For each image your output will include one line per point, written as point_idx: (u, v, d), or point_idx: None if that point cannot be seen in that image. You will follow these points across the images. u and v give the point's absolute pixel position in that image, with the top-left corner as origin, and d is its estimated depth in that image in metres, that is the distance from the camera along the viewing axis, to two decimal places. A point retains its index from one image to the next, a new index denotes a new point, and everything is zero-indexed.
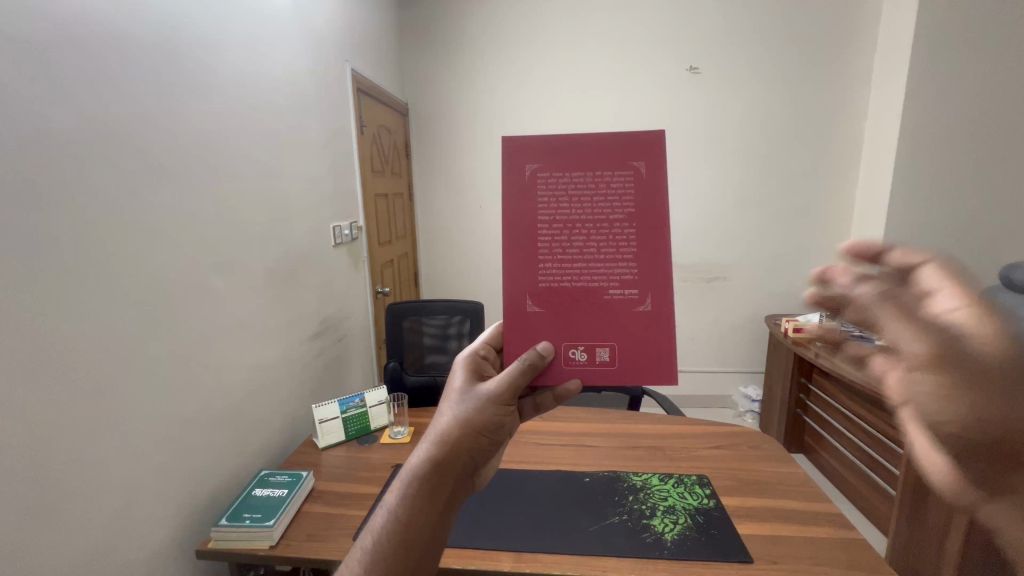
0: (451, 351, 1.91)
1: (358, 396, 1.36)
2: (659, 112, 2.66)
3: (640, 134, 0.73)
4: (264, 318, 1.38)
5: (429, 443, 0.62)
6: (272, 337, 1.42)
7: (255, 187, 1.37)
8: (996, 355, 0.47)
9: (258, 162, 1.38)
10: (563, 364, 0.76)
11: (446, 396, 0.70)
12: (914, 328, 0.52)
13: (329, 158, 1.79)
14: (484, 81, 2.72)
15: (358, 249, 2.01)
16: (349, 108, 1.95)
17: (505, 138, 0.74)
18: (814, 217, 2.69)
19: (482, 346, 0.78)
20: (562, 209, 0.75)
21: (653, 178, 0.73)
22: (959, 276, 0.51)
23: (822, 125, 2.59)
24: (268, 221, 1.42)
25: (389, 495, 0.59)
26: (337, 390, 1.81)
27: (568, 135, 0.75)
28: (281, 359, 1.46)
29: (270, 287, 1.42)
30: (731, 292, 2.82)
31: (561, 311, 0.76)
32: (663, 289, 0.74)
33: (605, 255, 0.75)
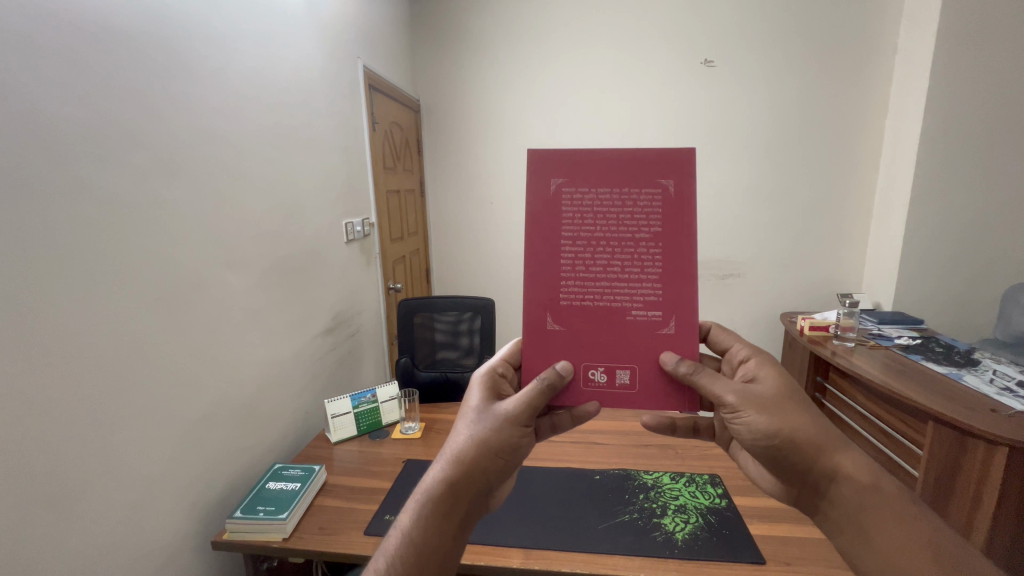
0: (462, 347, 1.91)
1: (369, 392, 1.36)
2: (672, 105, 2.63)
3: (671, 151, 0.72)
4: (276, 314, 1.39)
5: (444, 463, 0.67)
6: (284, 333, 1.43)
7: (267, 184, 1.38)
8: (775, 386, 0.71)
9: (270, 159, 1.40)
10: (583, 384, 0.78)
11: (464, 412, 0.74)
12: (723, 386, 0.69)
13: (340, 154, 1.80)
14: (495, 75, 2.70)
15: (370, 245, 2.01)
16: (360, 104, 1.95)
17: (532, 150, 0.73)
18: (833, 212, 2.63)
19: (499, 363, 0.80)
20: (586, 226, 0.75)
21: (682, 197, 0.73)
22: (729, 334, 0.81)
23: (840, 117, 2.53)
24: (280, 217, 1.43)
25: (404, 513, 0.65)
26: (349, 385, 1.83)
27: (597, 149, 0.74)
28: (294, 355, 1.48)
29: (282, 283, 1.43)
30: (746, 289, 2.78)
31: (582, 332, 0.77)
32: (687, 311, 0.74)
33: (629, 275, 0.75)
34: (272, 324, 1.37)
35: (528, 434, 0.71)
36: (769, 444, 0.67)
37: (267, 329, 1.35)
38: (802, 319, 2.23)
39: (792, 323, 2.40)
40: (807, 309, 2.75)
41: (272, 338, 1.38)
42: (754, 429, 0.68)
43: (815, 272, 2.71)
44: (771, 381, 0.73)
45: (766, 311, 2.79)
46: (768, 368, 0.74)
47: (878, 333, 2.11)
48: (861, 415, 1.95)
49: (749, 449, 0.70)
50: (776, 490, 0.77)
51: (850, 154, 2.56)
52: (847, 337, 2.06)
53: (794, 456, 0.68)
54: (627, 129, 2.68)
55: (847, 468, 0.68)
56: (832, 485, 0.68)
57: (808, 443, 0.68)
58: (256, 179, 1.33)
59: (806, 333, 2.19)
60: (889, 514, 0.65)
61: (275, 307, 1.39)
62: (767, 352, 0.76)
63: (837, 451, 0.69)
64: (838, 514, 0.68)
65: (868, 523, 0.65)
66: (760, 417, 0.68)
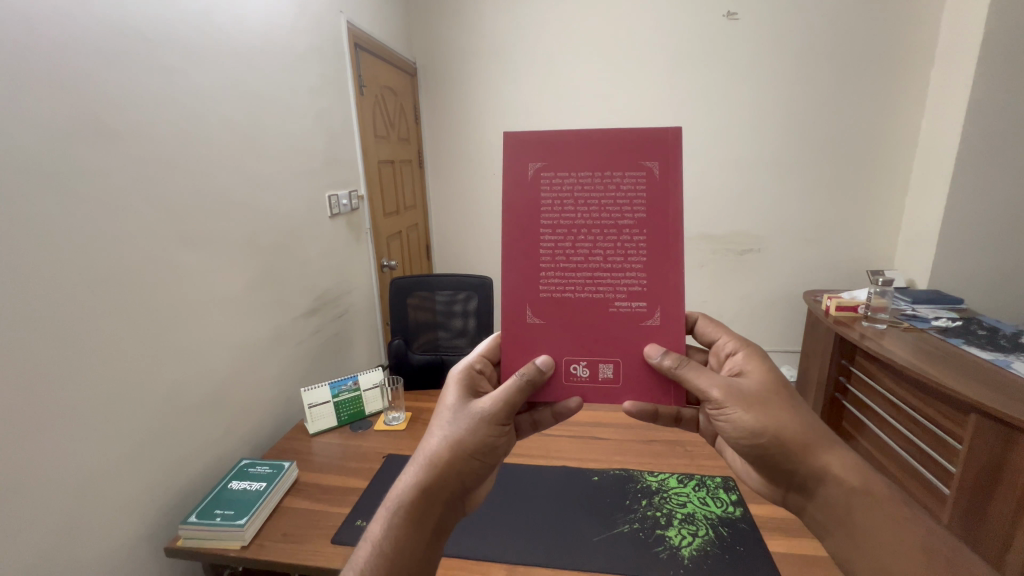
0: (455, 328, 1.80)
1: (350, 379, 1.26)
2: (691, 63, 2.40)
3: (653, 132, 0.72)
4: (250, 297, 1.29)
5: (417, 467, 0.63)
6: (260, 317, 1.33)
7: (236, 153, 1.24)
8: (761, 380, 0.73)
9: (237, 124, 1.25)
10: (565, 378, 0.77)
11: (439, 412, 0.70)
12: (708, 380, 0.70)
13: (323, 121, 1.65)
14: (497, 33, 2.50)
15: (359, 220, 1.88)
16: (345, 65, 1.78)
17: (507, 134, 0.74)
18: (864, 182, 2.41)
19: (478, 360, 0.76)
20: (566, 213, 0.76)
21: (666, 179, 0.73)
22: (719, 325, 0.83)
23: (878, 74, 2.29)
24: (251, 192, 1.30)
25: (374, 524, 0.60)
26: (338, 368, 1.74)
27: (576, 132, 0.74)
28: (270, 340, 1.37)
29: (257, 262, 1.32)
30: (765, 265, 2.60)
31: (564, 323, 0.77)
32: (671, 302, 0.74)
33: (612, 264, 0.75)
34: (244, 308, 1.27)
35: (506, 432, 0.68)
36: (756, 441, 0.68)
37: (238, 315, 1.24)
38: (827, 298, 2.06)
39: (817, 301, 2.21)
40: (831, 287, 2.57)
41: (246, 324, 1.27)
42: (738, 425, 0.70)
43: (842, 248, 2.51)
44: (758, 376, 0.73)
45: (787, 289, 2.61)
46: (755, 362, 0.75)
47: (912, 314, 1.93)
48: (890, 401, 1.82)
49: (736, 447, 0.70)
50: (768, 492, 0.76)
51: (889, 115, 2.32)
52: (879, 319, 1.88)
53: (781, 454, 0.69)
54: (641, 90, 2.46)
55: (836, 469, 0.68)
56: (821, 486, 0.68)
57: (797, 443, 0.68)
58: (221, 148, 1.19)
59: (831, 314, 2.01)
60: (878, 516, 0.65)
61: (248, 288, 1.28)
62: (755, 345, 0.77)
63: (825, 451, 0.69)
64: (827, 515, 0.67)
65: (856, 526, 0.65)
66: (746, 414, 0.69)
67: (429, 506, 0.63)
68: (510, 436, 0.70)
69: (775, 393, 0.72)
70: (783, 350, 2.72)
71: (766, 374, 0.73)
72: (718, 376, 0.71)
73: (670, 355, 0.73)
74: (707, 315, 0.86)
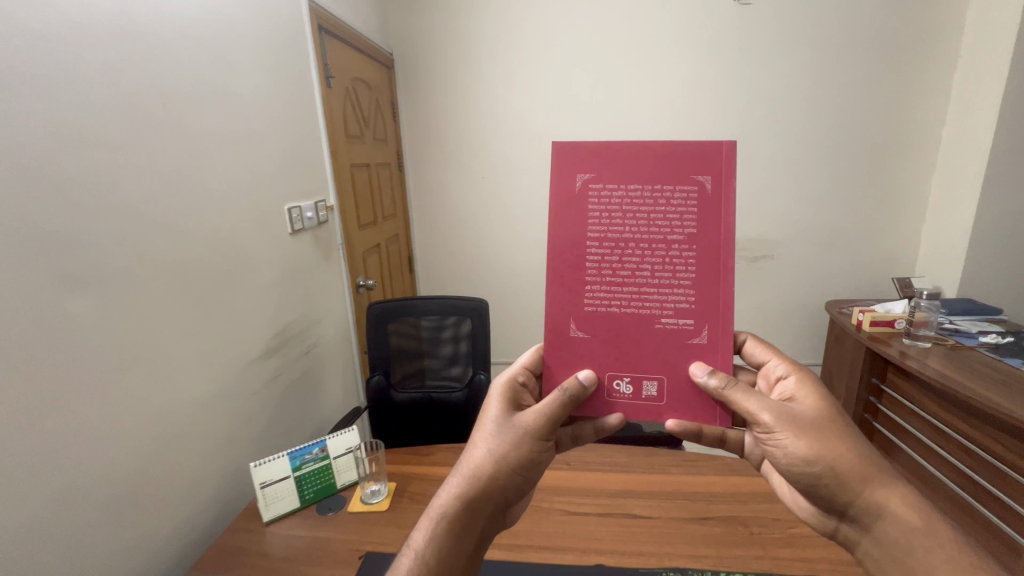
0: (443, 358, 1.53)
1: (317, 445, 0.99)
2: (701, 51, 2.17)
3: (708, 143, 0.65)
4: (175, 346, 0.99)
5: (460, 476, 0.66)
6: (192, 369, 1.04)
7: (146, 160, 0.93)
8: (816, 405, 0.68)
9: (146, 118, 0.93)
10: (606, 395, 0.73)
11: (481, 424, 0.72)
12: (759, 402, 0.66)
13: (281, 119, 1.35)
14: (486, 20, 2.24)
15: (329, 235, 1.59)
16: (308, 52, 1.48)
17: (555, 142, 0.68)
18: (884, 182, 2.23)
19: (520, 373, 0.77)
20: (613, 226, 0.69)
21: (719, 196, 0.66)
22: (770, 345, 0.78)
23: (902, 65, 2.10)
24: (174, 209, 1.00)
25: (419, 533, 0.64)
26: (304, 414, 1.45)
27: (626, 141, 0.67)
28: (207, 397, 1.08)
29: (185, 300, 1.02)
30: (779, 272, 2.40)
31: (607, 340, 0.71)
32: (722, 322, 0.68)
33: (660, 280, 0.69)
34: (164, 364, 0.97)
35: (546, 447, 0.69)
36: (808, 469, 0.63)
37: (152, 376, 0.94)
38: (858, 311, 1.86)
39: (843, 314, 2.02)
40: (849, 295, 2.39)
41: (169, 382, 0.98)
42: (791, 454, 0.65)
43: (861, 252, 2.33)
44: (809, 401, 0.69)
45: (802, 298, 2.42)
46: (809, 387, 0.70)
47: (953, 328, 1.74)
48: (935, 427, 1.63)
49: (784, 473, 0.67)
50: (812, 520, 0.72)
51: (914, 109, 2.14)
52: (921, 336, 1.68)
53: (834, 485, 0.64)
54: (644, 81, 2.23)
55: (894, 505, 0.61)
56: (875, 522, 0.62)
57: (854, 474, 0.63)
58: (122, 152, 0.88)
59: (864, 330, 1.82)
60: (941, 558, 0.58)
61: (170, 336, 0.98)
62: (807, 369, 0.72)
63: (882, 485, 0.63)
64: (883, 553, 0.61)
65: (916, 566, 0.58)
66: (797, 441, 0.64)
67: (469, 518, 0.66)
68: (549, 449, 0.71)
69: (829, 419, 0.67)
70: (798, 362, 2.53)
71: (822, 399, 0.67)
72: (771, 399, 0.66)
73: (719, 375, 0.68)
74: (755, 333, 0.81)
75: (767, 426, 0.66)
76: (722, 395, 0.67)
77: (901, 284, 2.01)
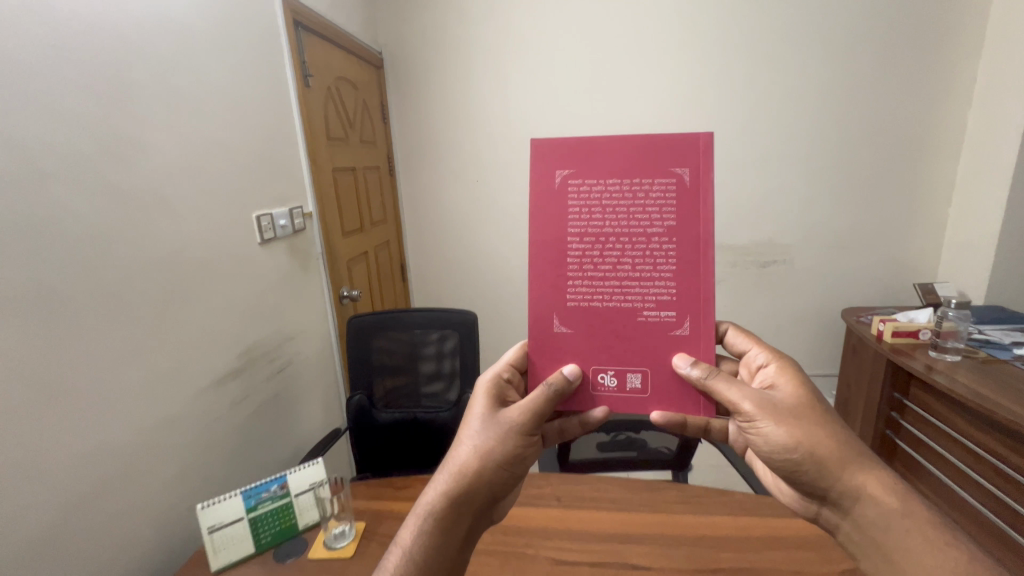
0: (427, 374, 1.42)
1: (276, 482, 0.89)
2: (706, 45, 2.06)
3: (683, 136, 0.67)
4: (107, 373, 0.89)
5: (448, 473, 0.66)
6: (128, 398, 0.93)
7: (75, 166, 0.83)
8: (796, 393, 0.68)
9: (76, 118, 0.83)
10: (593, 389, 0.73)
11: (468, 421, 0.73)
12: (739, 391, 0.66)
13: (249, 120, 1.26)
14: (479, 17, 2.14)
15: (308, 244, 1.50)
16: (281, 49, 1.39)
17: (533, 140, 0.69)
18: (904, 181, 2.10)
19: (506, 369, 0.77)
20: (594, 222, 0.70)
21: (697, 187, 0.68)
22: (750, 335, 0.78)
23: (922, 57, 1.97)
24: (114, 220, 0.89)
25: (408, 531, 0.65)
26: (274, 438, 1.35)
27: (602, 138, 0.69)
28: (148, 427, 0.97)
29: (124, 321, 0.92)
30: (791, 278, 2.27)
31: (591, 334, 0.72)
32: (702, 312, 0.69)
33: (641, 273, 0.70)
34: (90, 394, 0.86)
35: (533, 442, 0.70)
36: (787, 455, 0.64)
37: (73, 410, 0.83)
38: (878, 321, 1.73)
39: (861, 323, 1.88)
40: (867, 301, 2.25)
41: (96, 415, 0.87)
42: (771, 441, 0.66)
43: (880, 256, 2.20)
44: (789, 388, 0.69)
45: (816, 305, 2.29)
46: (789, 375, 0.71)
47: (984, 338, 1.60)
48: (964, 446, 1.49)
49: (766, 461, 0.67)
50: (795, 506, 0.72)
51: (934, 104, 2.01)
52: (949, 348, 1.55)
53: (813, 471, 0.64)
54: (646, 78, 2.12)
55: (872, 488, 0.61)
56: (852, 505, 0.61)
57: (833, 459, 0.63)
58: (42, 158, 0.77)
59: (886, 341, 1.69)
60: (918, 540, 0.57)
61: (100, 363, 0.88)
62: (787, 356, 0.73)
63: (860, 469, 0.63)
64: (863, 537, 0.61)
65: (894, 550, 0.58)
66: (776, 428, 0.65)
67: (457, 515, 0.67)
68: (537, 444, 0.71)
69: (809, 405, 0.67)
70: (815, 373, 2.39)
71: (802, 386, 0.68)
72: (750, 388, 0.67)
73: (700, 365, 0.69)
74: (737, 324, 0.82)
75: (747, 414, 0.67)
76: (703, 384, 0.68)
77: (923, 290, 1.87)
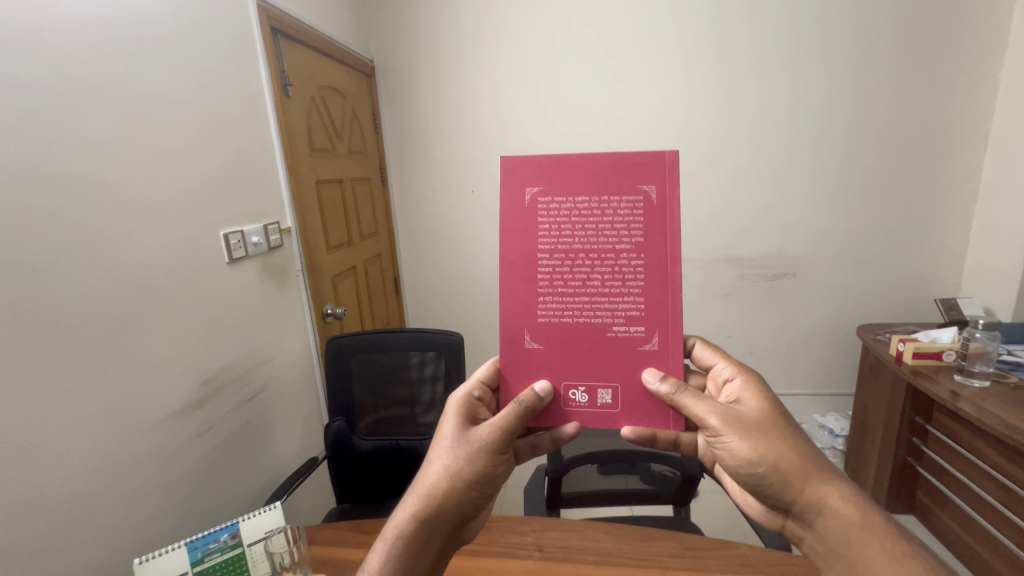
0: (411, 400, 1.34)
1: (227, 530, 0.81)
2: (710, 49, 1.96)
3: (648, 155, 0.67)
4: (47, 411, 0.81)
5: (417, 495, 0.65)
6: (76, 432, 0.86)
7: (8, 187, 0.75)
8: (761, 407, 0.69)
9: (10, 134, 0.75)
10: (563, 405, 0.72)
11: (438, 441, 0.71)
12: (705, 406, 0.67)
13: (219, 134, 1.19)
14: (472, 24, 2.08)
15: (285, 261, 1.44)
16: (257, 58, 1.33)
17: (502, 159, 0.69)
18: (923, 191, 1.98)
19: (476, 388, 0.75)
20: (563, 238, 0.70)
21: (664, 205, 0.68)
22: (718, 349, 0.79)
23: (941, 59, 1.86)
24: (56, 246, 0.82)
25: (375, 558, 0.62)
26: (243, 469, 1.27)
27: (571, 156, 0.68)
28: (98, 466, 0.90)
29: (71, 350, 0.85)
30: (801, 293, 2.16)
31: (563, 350, 0.71)
32: (672, 327, 0.69)
33: (610, 289, 0.69)
34: (26, 436, 0.78)
35: (504, 461, 0.68)
36: (752, 468, 0.64)
37: (3, 455, 0.75)
38: (898, 340, 1.61)
39: (878, 341, 1.77)
40: (884, 317, 2.13)
41: (35, 458, 0.79)
42: (736, 455, 0.66)
43: (897, 269, 2.08)
44: (754, 401, 0.70)
45: (829, 321, 2.17)
46: (754, 389, 0.71)
47: (1014, 361, 1.48)
48: (990, 476, 1.37)
49: (733, 476, 0.67)
50: (762, 519, 0.72)
51: (955, 108, 1.90)
52: (976, 372, 1.43)
53: (776, 484, 0.64)
54: (646, 83, 2.03)
55: (834, 501, 0.62)
56: (815, 518, 0.62)
57: (795, 472, 0.63)
58: None
59: (906, 363, 1.57)
60: (879, 552, 0.58)
61: (39, 401, 0.80)
62: (752, 370, 0.73)
63: (823, 480, 0.63)
64: (825, 548, 0.62)
65: (854, 562, 0.59)
66: (741, 443, 0.65)
67: (427, 538, 0.65)
68: (509, 461, 0.70)
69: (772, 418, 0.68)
70: (829, 392, 2.26)
71: (766, 398, 0.69)
72: (716, 402, 0.67)
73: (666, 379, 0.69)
74: (705, 338, 0.83)
75: (713, 427, 0.67)
76: (669, 398, 0.68)
77: (944, 306, 1.75)
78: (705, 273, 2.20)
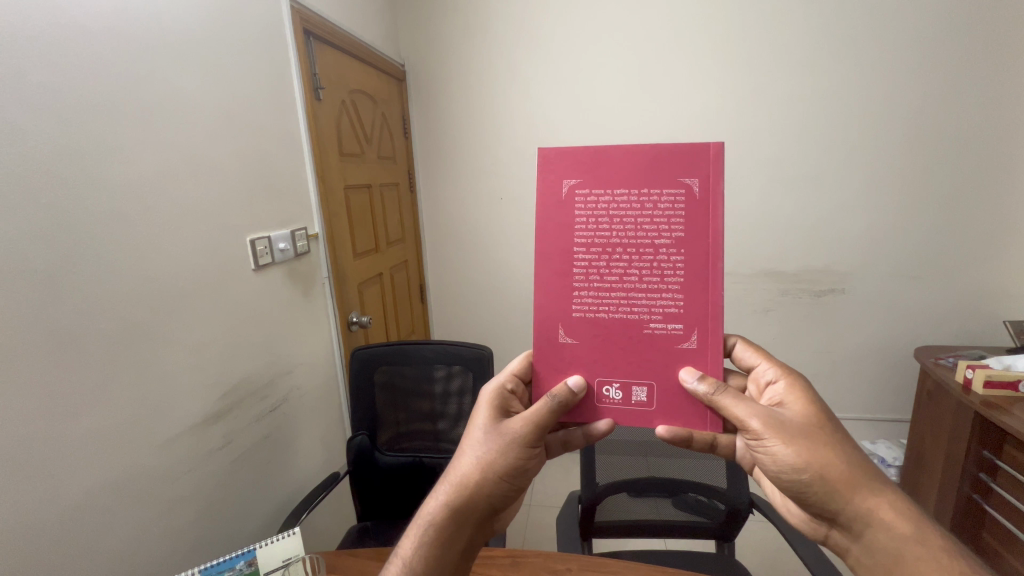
0: (434, 414, 1.28)
1: (241, 558, 0.75)
2: (750, 57, 1.88)
3: (693, 146, 0.60)
4: (59, 424, 0.77)
5: (446, 487, 0.60)
6: (91, 438, 0.82)
7: (22, 189, 0.72)
8: (805, 410, 0.62)
9: (26, 135, 0.72)
10: (593, 401, 0.65)
11: (467, 432, 0.65)
12: (745, 408, 0.60)
13: (246, 138, 1.16)
14: (503, 31, 2.04)
15: (312, 268, 1.41)
16: (289, 61, 1.31)
17: (539, 149, 0.62)
18: (986, 206, 1.84)
19: (508, 379, 0.68)
20: (601, 231, 0.63)
21: (709, 199, 0.60)
22: (757, 347, 0.71)
23: (1009, 65, 1.72)
24: (73, 250, 0.79)
25: (401, 549, 0.58)
26: (262, 482, 1.23)
27: (609, 146, 0.62)
28: (113, 471, 0.86)
29: (89, 356, 0.81)
30: (849, 310, 2.02)
31: (597, 347, 0.64)
32: (714, 325, 0.61)
33: (648, 284, 0.62)
34: (40, 445, 0.74)
35: (536, 455, 0.62)
36: (796, 476, 0.58)
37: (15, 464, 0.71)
38: (967, 367, 1.48)
39: (941, 366, 1.63)
40: (940, 339, 1.98)
41: (45, 472, 0.75)
42: (779, 461, 0.59)
43: (955, 288, 1.92)
44: (799, 406, 0.63)
45: (879, 342, 2.03)
46: (798, 392, 0.64)
47: None
48: None
49: (775, 482, 0.61)
50: (802, 526, 0.66)
51: None
52: None
53: (822, 492, 0.58)
54: (683, 92, 1.95)
55: (883, 511, 0.56)
56: (864, 530, 0.56)
57: (843, 479, 0.57)
58: None
59: (975, 391, 1.43)
60: (933, 567, 0.53)
61: (47, 414, 0.75)
62: (797, 372, 0.66)
63: (872, 490, 0.57)
64: (873, 562, 0.56)
65: None
66: (785, 447, 0.59)
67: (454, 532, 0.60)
68: (541, 454, 0.64)
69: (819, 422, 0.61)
70: (876, 418, 2.11)
71: (811, 400, 0.62)
72: (758, 404, 0.60)
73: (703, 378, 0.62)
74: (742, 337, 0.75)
75: (753, 432, 0.60)
76: (706, 398, 0.61)
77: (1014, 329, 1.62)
78: (745, 288, 2.08)
